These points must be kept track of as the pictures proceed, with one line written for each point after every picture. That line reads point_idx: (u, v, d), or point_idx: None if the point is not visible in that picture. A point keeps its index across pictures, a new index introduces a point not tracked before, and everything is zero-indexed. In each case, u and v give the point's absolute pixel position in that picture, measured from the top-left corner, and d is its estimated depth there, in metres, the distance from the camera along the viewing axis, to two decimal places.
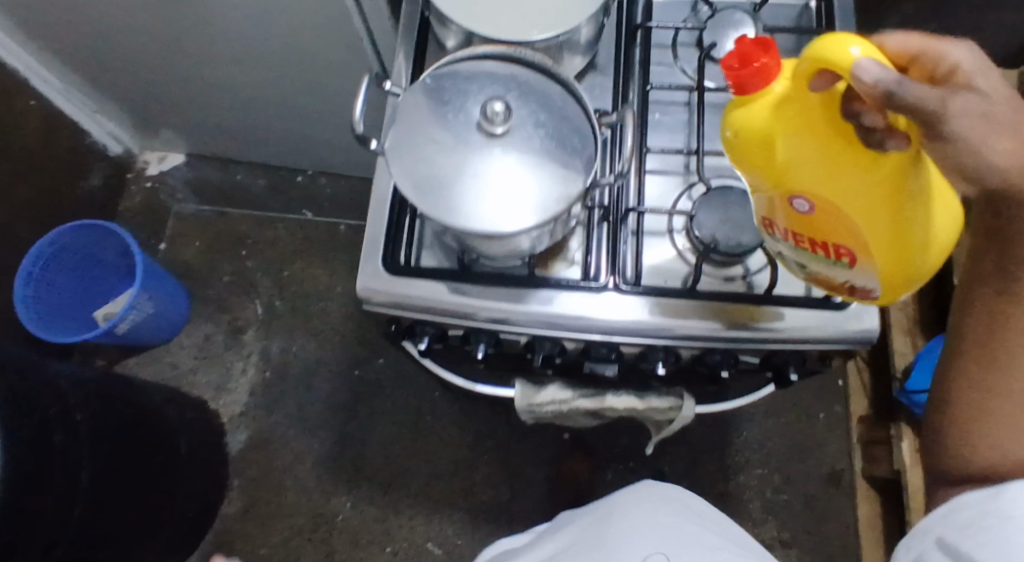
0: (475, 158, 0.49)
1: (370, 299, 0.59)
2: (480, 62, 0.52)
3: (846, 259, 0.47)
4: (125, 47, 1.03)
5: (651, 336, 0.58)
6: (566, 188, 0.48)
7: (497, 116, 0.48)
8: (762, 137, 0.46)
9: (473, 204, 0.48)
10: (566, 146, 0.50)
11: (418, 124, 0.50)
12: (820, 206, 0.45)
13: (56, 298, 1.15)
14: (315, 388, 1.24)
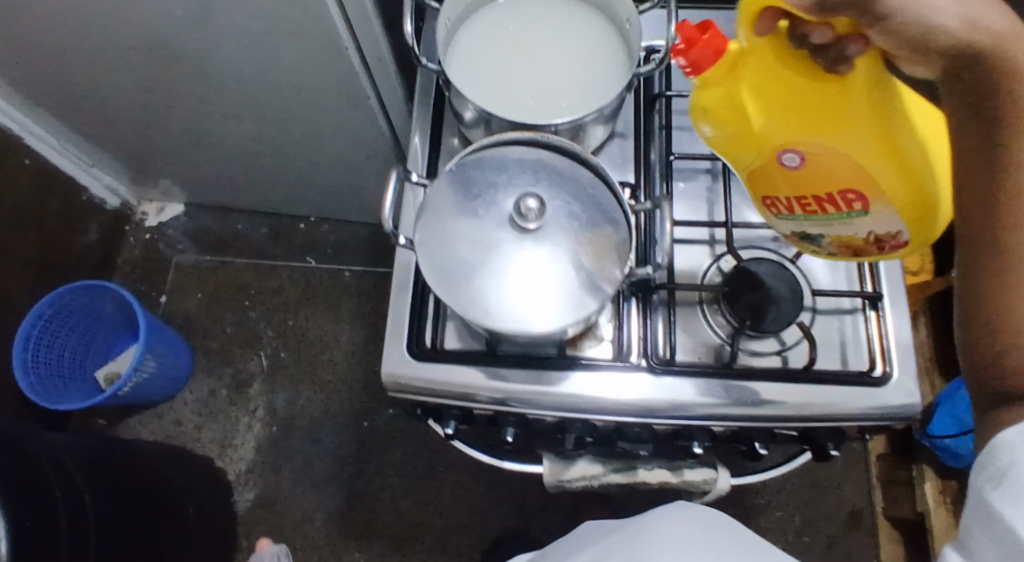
0: (508, 254, 0.48)
1: (395, 387, 0.58)
2: (507, 149, 0.52)
3: (859, 207, 0.47)
4: (125, 104, 1.02)
5: (684, 417, 0.56)
6: (603, 281, 0.47)
7: (531, 213, 0.47)
8: (730, 109, 0.47)
9: (511, 303, 0.47)
10: (601, 236, 0.49)
11: (447, 219, 0.50)
12: (812, 159, 0.46)
13: (56, 360, 1.12)
14: (323, 441, 1.22)
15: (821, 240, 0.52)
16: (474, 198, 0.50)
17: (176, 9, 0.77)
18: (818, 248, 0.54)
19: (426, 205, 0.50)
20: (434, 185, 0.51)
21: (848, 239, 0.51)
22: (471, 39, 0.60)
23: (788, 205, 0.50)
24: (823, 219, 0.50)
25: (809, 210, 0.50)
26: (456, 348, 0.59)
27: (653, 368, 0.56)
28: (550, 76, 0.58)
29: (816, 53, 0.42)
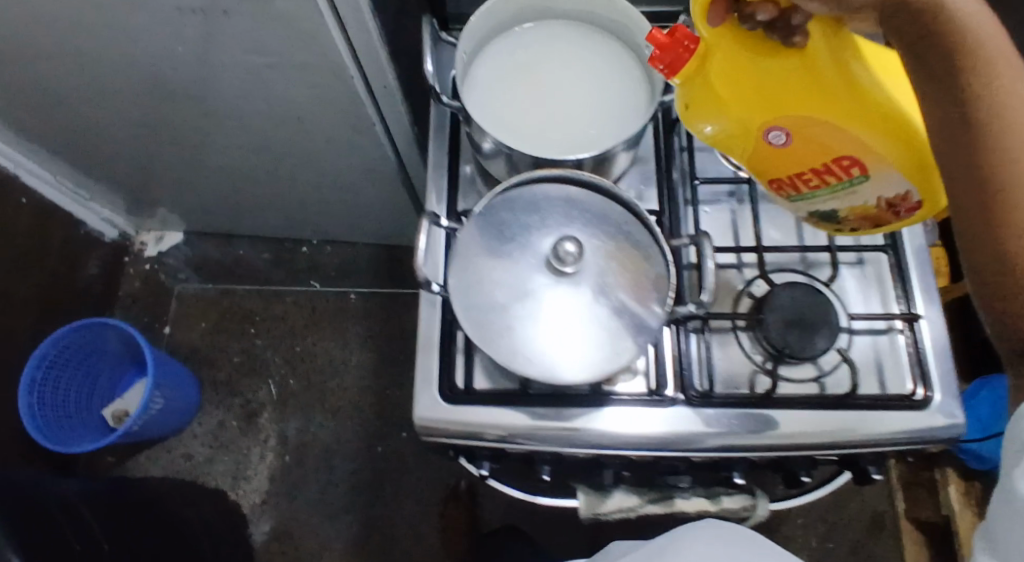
0: (547, 300, 0.47)
1: (428, 433, 0.56)
2: (536, 187, 0.50)
3: (858, 172, 0.48)
4: (123, 137, 0.99)
5: (724, 451, 0.55)
6: (646, 324, 0.46)
7: (570, 258, 0.46)
8: (711, 100, 0.50)
9: (555, 352, 0.46)
10: (641, 276, 0.48)
11: (481, 265, 0.48)
12: (800, 134, 0.48)
13: (62, 400, 1.10)
14: (337, 468, 1.20)
15: (835, 214, 0.53)
16: (507, 243, 0.48)
17: (178, 41, 0.75)
18: (836, 224, 0.55)
19: (458, 251, 0.49)
20: (465, 228, 0.49)
21: (864, 210, 0.51)
22: (488, 68, 0.59)
23: (793, 182, 0.52)
24: (830, 190, 0.51)
25: (814, 182, 0.51)
26: (489, 388, 0.57)
27: (692, 402, 0.55)
28: (574, 101, 0.58)
29: (767, 29, 0.45)
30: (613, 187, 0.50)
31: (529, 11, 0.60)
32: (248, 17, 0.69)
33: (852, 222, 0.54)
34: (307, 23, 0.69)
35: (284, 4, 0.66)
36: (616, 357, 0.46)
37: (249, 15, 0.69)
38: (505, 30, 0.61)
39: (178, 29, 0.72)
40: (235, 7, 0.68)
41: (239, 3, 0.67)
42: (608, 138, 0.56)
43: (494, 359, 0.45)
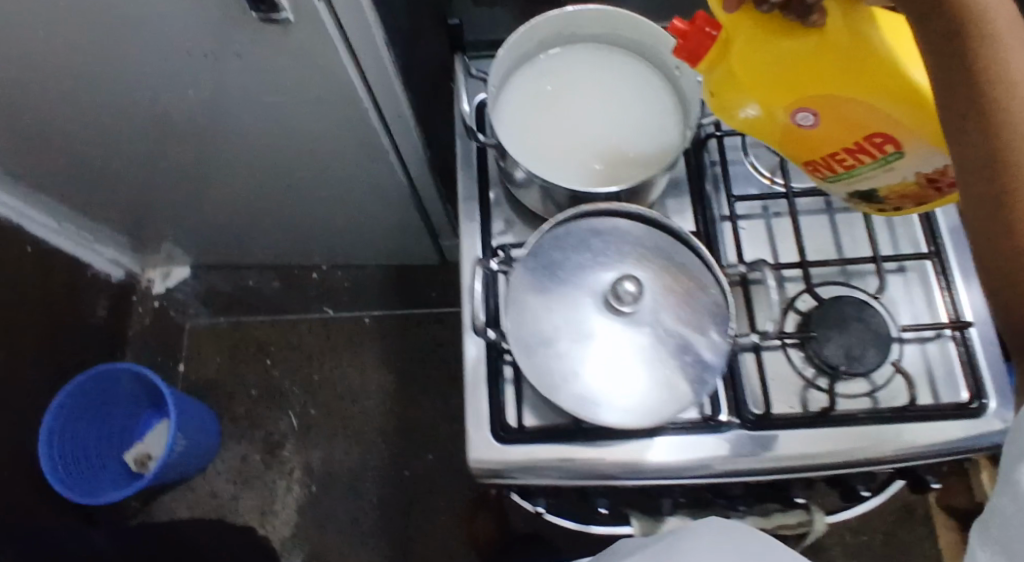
0: (607, 339, 0.46)
1: (482, 474, 0.56)
2: (586, 225, 0.50)
3: (891, 149, 0.48)
4: (130, 177, 0.98)
5: (781, 473, 0.54)
6: (710, 359, 0.46)
7: (629, 297, 0.45)
8: (732, 89, 0.49)
9: (620, 392, 0.46)
10: (701, 309, 0.47)
11: (536, 307, 0.48)
12: (829, 116, 0.48)
13: (82, 449, 1.09)
14: (365, 495, 1.18)
15: (874, 192, 0.54)
16: (562, 283, 0.48)
17: (189, 83, 0.74)
18: (875, 201, 0.56)
19: (512, 293, 0.48)
20: (518, 269, 0.49)
21: (902, 186, 0.52)
22: (516, 99, 0.59)
23: (827, 163, 0.53)
24: (867, 168, 0.51)
25: (848, 162, 0.52)
26: (540, 425, 0.56)
27: (747, 426, 0.54)
28: (606, 129, 0.58)
29: (784, 8, 0.43)
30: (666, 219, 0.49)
31: (551, 38, 0.60)
32: (261, 56, 0.68)
33: (893, 200, 0.55)
34: (322, 59, 0.68)
35: (299, 42, 0.66)
36: (683, 395, 0.45)
37: (262, 54, 0.68)
38: (529, 58, 0.60)
39: (188, 71, 0.71)
40: (248, 48, 0.67)
41: (252, 43, 0.66)
42: (645, 168, 0.57)
43: (560, 405, 0.44)
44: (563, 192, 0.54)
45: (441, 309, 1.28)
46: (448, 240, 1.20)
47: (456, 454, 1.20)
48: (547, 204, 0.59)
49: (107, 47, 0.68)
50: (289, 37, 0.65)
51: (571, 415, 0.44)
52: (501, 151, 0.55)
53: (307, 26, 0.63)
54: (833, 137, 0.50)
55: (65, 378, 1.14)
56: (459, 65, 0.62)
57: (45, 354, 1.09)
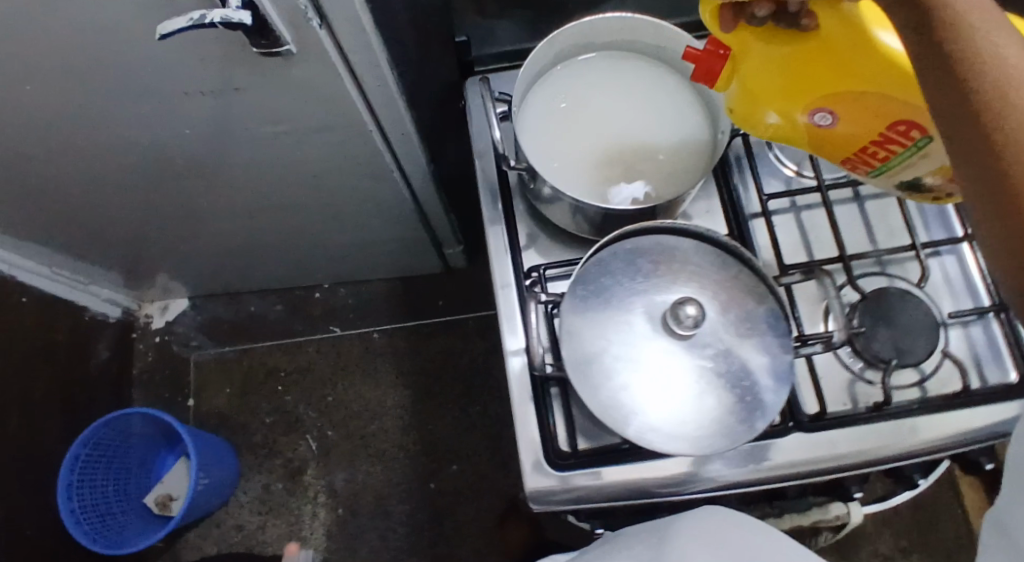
0: (664, 366, 0.46)
1: (541, 502, 0.55)
2: (635, 244, 0.49)
3: (919, 134, 0.46)
4: (124, 219, 0.94)
5: (841, 472, 0.54)
6: (769, 381, 0.46)
7: (689, 322, 0.45)
8: (750, 103, 0.48)
9: (686, 419, 0.45)
10: (755, 325, 0.47)
11: (590, 335, 0.47)
12: (850, 112, 0.46)
13: (101, 497, 1.06)
14: (393, 512, 1.17)
15: (917, 182, 0.51)
16: (615, 308, 0.47)
17: (186, 123, 0.71)
18: (921, 191, 0.53)
19: (566, 324, 0.47)
20: (569, 299, 0.48)
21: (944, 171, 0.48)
22: (538, 116, 0.58)
23: (861, 160, 0.50)
24: (901, 158, 0.48)
25: (881, 156, 0.49)
26: (594, 447, 0.55)
27: (803, 427, 0.54)
28: (634, 138, 0.57)
29: (776, 18, 0.43)
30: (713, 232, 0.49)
31: (565, 51, 0.59)
32: (262, 90, 0.66)
33: (939, 188, 0.51)
34: (326, 89, 0.66)
35: (302, 73, 0.63)
36: (749, 417, 0.45)
37: (264, 88, 0.65)
38: (544, 73, 0.59)
39: (185, 111, 0.69)
40: (248, 83, 0.64)
41: (253, 78, 0.63)
42: (680, 177, 0.56)
43: (629, 440, 0.44)
44: (595, 210, 0.53)
45: (450, 318, 1.27)
46: (451, 249, 1.18)
47: (481, 463, 1.19)
48: (577, 220, 0.56)
49: (100, 95, 0.65)
50: (291, 69, 0.62)
51: (642, 450, 0.44)
52: (533, 174, 0.54)
53: (311, 57, 0.61)
54: (856, 134, 0.48)
55: (75, 426, 1.11)
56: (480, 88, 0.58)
57: (53, 406, 1.06)
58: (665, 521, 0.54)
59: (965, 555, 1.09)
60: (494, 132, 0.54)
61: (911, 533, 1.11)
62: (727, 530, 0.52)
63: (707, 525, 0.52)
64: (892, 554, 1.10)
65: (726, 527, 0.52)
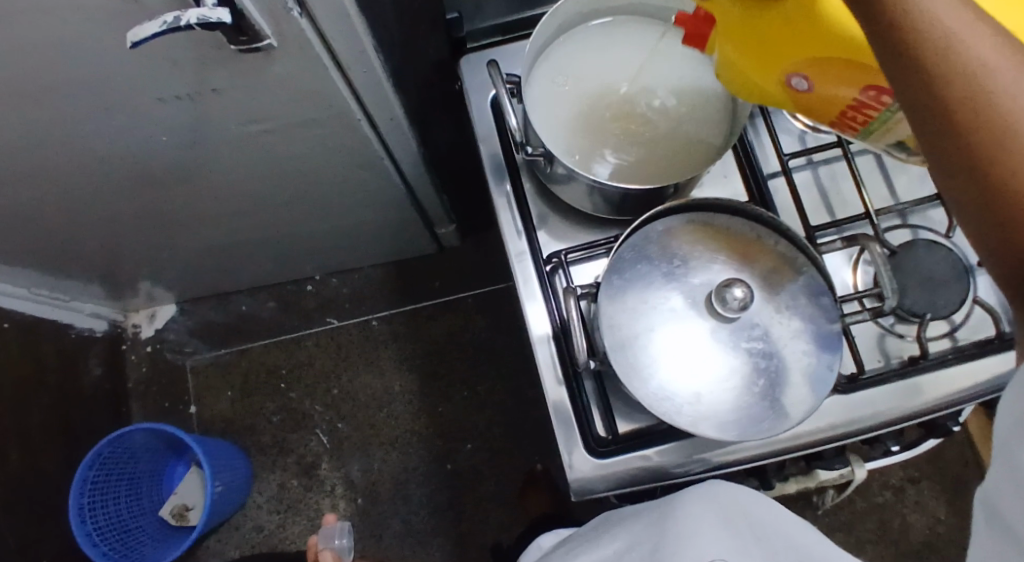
0: (703, 347, 0.47)
1: (584, 491, 0.54)
2: (671, 226, 0.50)
3: (891, 100, 0.42)
4: (101, 233, 0.90)
5: (880, 429, 0.54)
6: (805, 354, 0.47)
7: (731, 302, 0.46)
8: (734, 73, 0.44)
9: (732, 397, 0.47)
10: (790, 296, 0.49)
11: (629, 322, 0.48)
12: (827, 77, 0.41)
13: (114, 516, 1.04)
14: (414, 496, 1.17)
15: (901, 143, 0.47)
16: (652, 293, 0.48)
17: (161, 130, 0.66)
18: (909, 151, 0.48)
19: (604, 315, 0.48)
20: (605, 289, 0.48)
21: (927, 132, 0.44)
22: (546, 94, 0.55)
23: (842, 123, 0.46)
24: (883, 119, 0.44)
25: (861, 120, 0.45)
26: (634, 430, 0.54)
27: (840, 389, 0.53)
28: (648, 105, 0.55)
29: None
30: (740, 205, 0.50)
31: (569, 20, 0.56)
32: (241, 90, 0.61)
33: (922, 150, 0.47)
34: (310, 82, 0.62)
35: (283, 68, 0.59)
36: (791, 390, 0.46)
37: (243, 88, 0.61)
38: (548, 46, 0.56)
39: (159, 119, 0.64)
40: (226, 83, 0.60)
41: (230, 77, 0.59)
42: (700, 141, 0.55)
43: (682, 426, 0.45)
44: (615, 190, 0.51)
45: (447, 298, 1.25)
46: (444, 228, 1.16)
47: (495, 439, 1.19)
48: (593, 200, 0.54)
49: (64, 110, 0.60)
50: (271, 65, 0.58)
51: (695, 434, 0.45)
52: (550, 158, 0.51)
53: (293, 52, 0.57)
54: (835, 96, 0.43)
55: (77, 448, 1.08)
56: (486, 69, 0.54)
57: (51, 432, 1.02)
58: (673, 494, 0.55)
59: (975, 478, 1.12)
60: (509, 119, 0.52)
61: (921, 464, 1.12)
62: (732, 498, 0.52)
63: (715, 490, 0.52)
64: (902, 485, 1.12)
65: (733, 495, 0.53)
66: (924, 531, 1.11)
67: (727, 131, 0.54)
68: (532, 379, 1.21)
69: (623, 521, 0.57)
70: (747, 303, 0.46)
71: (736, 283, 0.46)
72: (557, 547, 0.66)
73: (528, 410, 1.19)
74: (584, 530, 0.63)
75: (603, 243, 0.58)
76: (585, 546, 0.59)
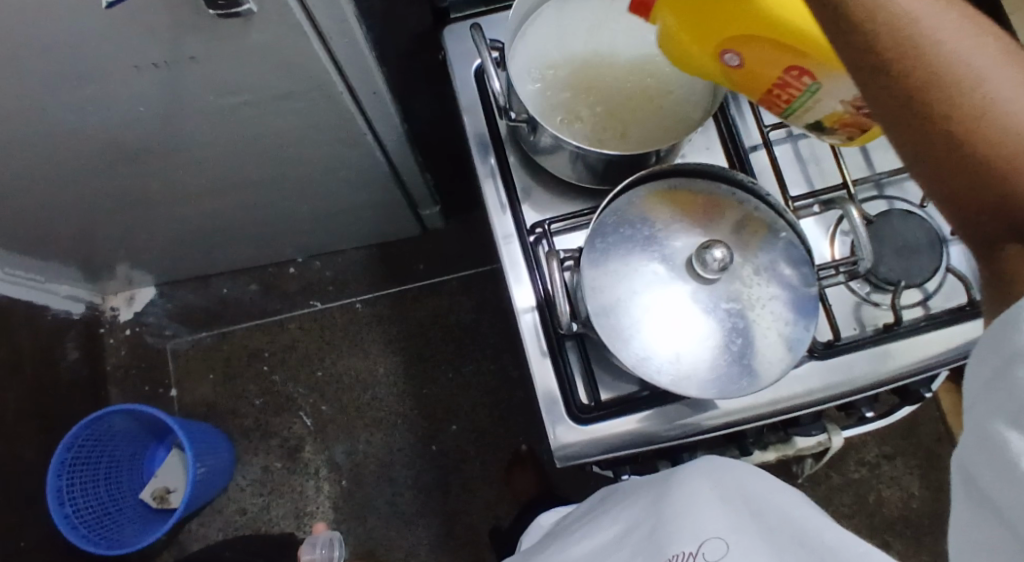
0: (681, 310, 0.48)
1: (570, 459, 0.54)
2: (654, 191, 0.51)
3: (808, 81, 0.42)
4: (74, 213, 0.88)
5: (854, 394, 0.55)
6: (778, 317, 0.48)
7: (713, 264, 0.47)
8: (675, 44, 0.45)
9: (713, 356, 0.48)
10: (770, 258, 0.50)
11: (612, 286, 0.49)
12: (752, 56, 0.42)
13: (93, 500, 1.03)
14: (398, 477, 1.17)
15: (820, 125, 0.47)
16: (632, 257, 0.49)
17: (137, 102, 0.65)
18: (830, 134, 0.48)
19: (586, 280, 0.49)
20: (587, 254, 0.49)
21: (839, 118, 0.45)
22: (528, 71, 0.56)
23: (768, 101, 0.46)
24: (800, 100, 0.45)
25: (784, 99, 0.45)
26: (617, 397, 0.55)
27: (818, 355, 0.54)
28: (636, 83, 0.56)
29: None
30: (721, 170, 0.51)
31: None
32: (220, 59, 0.60)
33: (840, 132, 0.47)
34: (290, 52, 0.61)
35: (262, 36, 0.58)
36: (764, 352, 0.48)
37: (222, 57, 0.60)
38: (529, 15, 0.56)
39: (134, 88, 0.63)
40: (204, 51, 0.59)
41: (207, 44, 0.58)
42: (685, 111, 0.55)
43: (663, 386, 0.46)
44: (598, 156, 0.51)
45: (433, 281, 1.25)
46: (428, 210, 1.15)
47: (480, 420, 1.19)
48: (576, 168, 0.54)
49: (33, 78, 0.58)
50: (250, 32, 0.57)
51: (677, 394, 0.46)
52: (534, 126, 0.52)
53: (272, 18, 0.56)
54: (750, 77, 0.44)
55: (53, 434, 1.06)
56: (470, 35, 0.55)
57: (27, 415, 1.00)
58: (668, 471, 0.56)
59: (947, 452, 1.14)
60: (493, 83, 0.52)
61: (895, 439, 1.15)
62: (717, 470, 0.54)
63: (712, 465, 0.54)
64: (878, 461, 1.14)
65: (729, 469, 0.55)
66: (898, 506, 1.13)
67: (709, 101, 0.55)
68: (516, 359, 1.21)
69: (623, 498, 0.58)
70: (726, 263, 0.47)
71: (715, 244, 0.47)
72: (558, 525, 0.67)
73: (513, 392, 1.20)
74: (585, 506, 0.65)
75: (586, 213, 0.58)
76: (584, 527, 0.60)
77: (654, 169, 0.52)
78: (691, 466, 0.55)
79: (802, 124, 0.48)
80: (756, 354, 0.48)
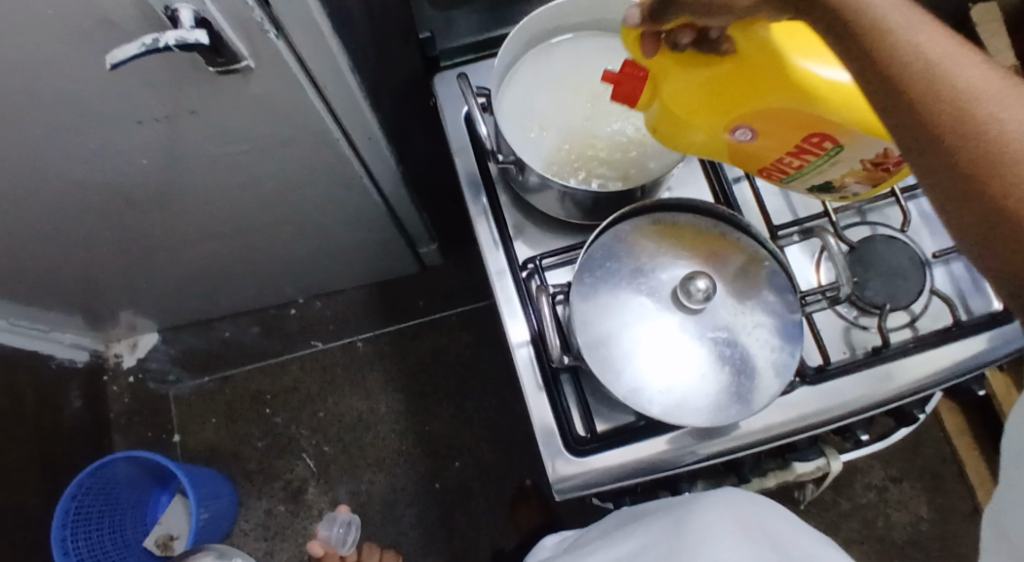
0: (669, 341, 0.50)
1: (569, 491, 0.55)
2: (637, 225, 0.53)
3: (831, 144, 0.43)
4: (78, 262, 0.90)
5: (846, 418, 0.56)
6: (765, 342, 0.50)
7: (699, 295, 0.48)
8: (675, 122, 0.46)
9: (702, 385, 0.49)
10: (754, 286, 0.51)
11: (602, 320, 0.50)
12: (767, 130, 0.44)
13: (97, 548, 1.03)
14: (402, 516, 1.16)
15: (828, 185, 0.48)
16: (620, 290, 0.51)
17: (139, 154, 0.68)
18: (831, 194, 0.51)
19: (577, 314, 0.50)
20: (577, 288, 0.51)
21: (851, 175, 0.46)
22: (515, 115, 0.58)
23: (771, 170, 0.48)
24: (813, 166, 0.46)
25: (796, 165, 0.46)
26: (611, 428, 0.56)
27: (808, 380, 0.55)
28: (620, 122, 0.58)
29: (698, 47, 0.42)
30: (702, 204, 0.53)
31: (534, 37, 0.59)
32: (218, 111, 0.63)
33: (846, 190, 0.48)
34: (286, 102, 0.63)
35: (259, 88, 0.60)
36: (752, 378, 0.49)
37: (220, 108, 0.62)
38: (516, 62, 0.59)
39: (137, 141, 0.65)
40: (203, 104, 0.61)
41: (207, 98, 0.60)
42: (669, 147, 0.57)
43: (655, 416, 0.47)
44: (585, 194, 0.53)
45: (433, 316, 1.26)
46: (425, 247, 1.18)
47: (483, 455, 1.19)
48: (565, 206, 0.56)
49: (39, 135, 0.61)
50: (249, 86, 0.60)
51: (668, 423, 0.47)
52: (521, 166, 0.54)
53: (269, 72, 0.58)
54: (759, 148, 0.46)
55: (57, 484, 1.06)
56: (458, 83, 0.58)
57: (31, 465, 1.01)
58: (673, 503, 0.57)
59: (952, 473, 1.14)
60: (480, 128, 0.54)
61: (899, 461, 1.15)
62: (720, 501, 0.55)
63: (731, 497, 0.56)
64: (885, 485, 1.14)
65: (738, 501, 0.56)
66: (906, 529, 1.12)
67: None
68: (516, 392, 1.22)
69: (628, 527, 0.58)
70: (710, 292, 0.48)
71: (699, 275, 0.48)
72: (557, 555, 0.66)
73: (514, 425, 1.20)
74: (588, 533, 0.64)
75: (576, 248, 0.60)
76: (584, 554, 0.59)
77: (638, 204, 0.53)
78: (706, 496, 0.55)
79: (807, 188, 0.50)
80: (743, 381, 0.49)
